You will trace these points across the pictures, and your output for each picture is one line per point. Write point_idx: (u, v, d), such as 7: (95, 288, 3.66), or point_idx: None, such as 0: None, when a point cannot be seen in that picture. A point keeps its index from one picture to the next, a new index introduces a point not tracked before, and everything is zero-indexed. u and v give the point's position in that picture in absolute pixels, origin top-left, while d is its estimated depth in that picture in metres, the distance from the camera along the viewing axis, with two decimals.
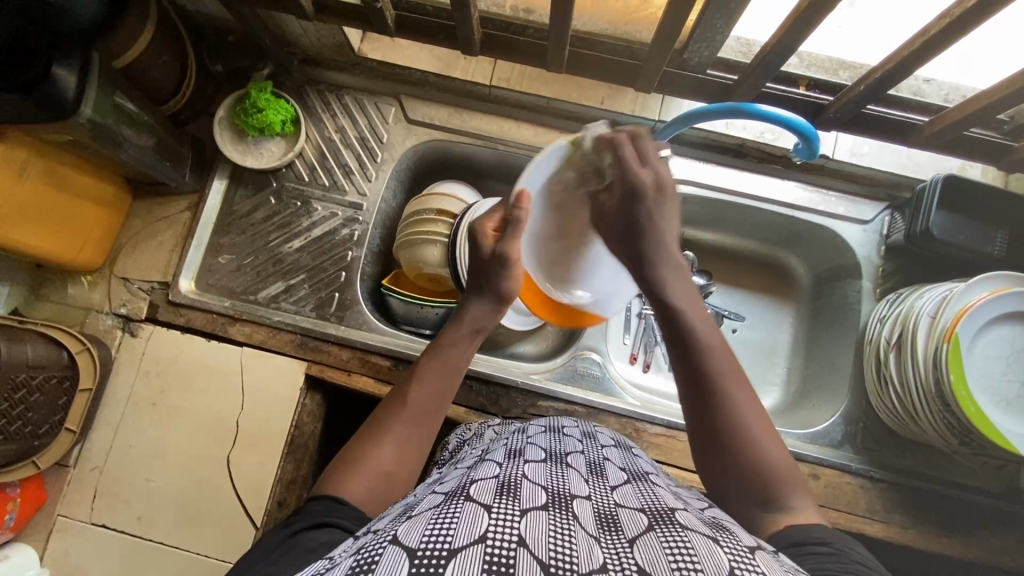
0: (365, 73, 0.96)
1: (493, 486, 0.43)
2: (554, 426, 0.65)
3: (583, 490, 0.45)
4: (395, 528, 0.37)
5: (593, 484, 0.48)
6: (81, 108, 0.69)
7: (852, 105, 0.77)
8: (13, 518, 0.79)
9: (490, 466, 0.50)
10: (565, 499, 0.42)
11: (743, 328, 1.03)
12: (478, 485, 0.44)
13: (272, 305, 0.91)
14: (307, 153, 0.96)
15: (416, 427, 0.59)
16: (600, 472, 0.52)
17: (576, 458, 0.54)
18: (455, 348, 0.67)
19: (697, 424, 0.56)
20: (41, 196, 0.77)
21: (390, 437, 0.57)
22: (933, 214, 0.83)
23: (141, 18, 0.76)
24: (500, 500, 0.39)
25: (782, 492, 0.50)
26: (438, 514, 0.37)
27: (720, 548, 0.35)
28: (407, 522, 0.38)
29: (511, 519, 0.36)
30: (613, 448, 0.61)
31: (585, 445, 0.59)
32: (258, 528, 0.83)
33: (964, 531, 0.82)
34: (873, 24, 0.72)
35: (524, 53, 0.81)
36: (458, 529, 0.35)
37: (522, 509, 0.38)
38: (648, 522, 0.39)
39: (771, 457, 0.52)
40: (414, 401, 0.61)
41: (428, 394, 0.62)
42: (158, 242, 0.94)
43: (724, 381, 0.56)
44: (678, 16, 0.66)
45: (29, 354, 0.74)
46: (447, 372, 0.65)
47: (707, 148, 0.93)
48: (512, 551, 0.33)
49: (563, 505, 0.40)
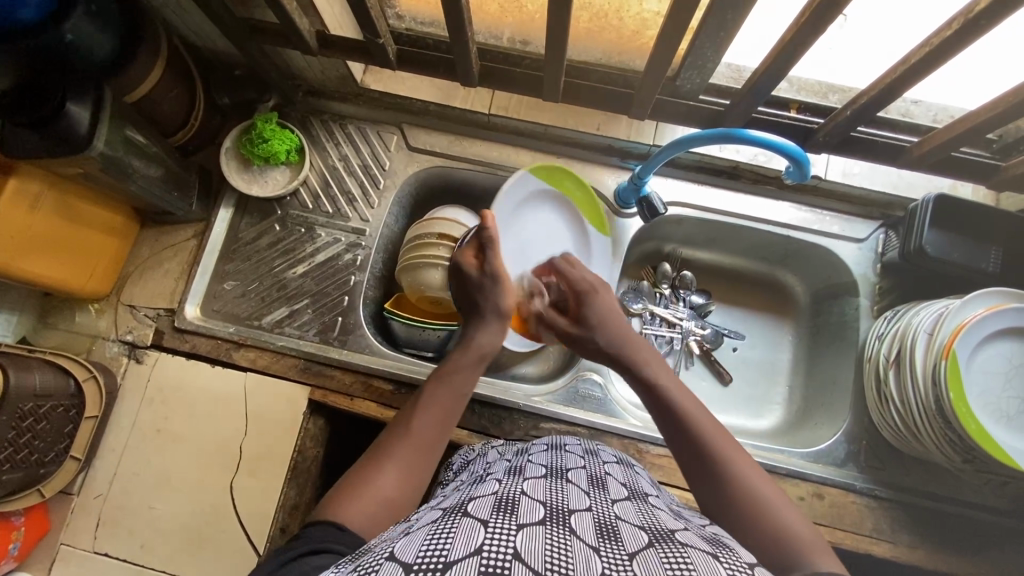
0: (368, 103, 1.00)
1: (491, 502, 0.43)
2: (556, 443, 0.66)
3: (584, 503, 0.46)
4: (392, 544, 0.38)
5: (594, 497, 0.48)
6: (95, 142, 0.71)
7: (840, 129, 0.79)
8: (16, 547, 0.79)
9: (490, 484, 0.50)
10: (564, 513, 0.42)
11: (743, 347, 1.03)
12: (476, 502, 0.44)
13: (276, 330, 0.92)
14: (311, 181, 0.98)
15: (420, 454, 0.59)
16: (602, 486, 0.52)
17: (578, 473, 0.55)
18: (459, 375, 0.66)
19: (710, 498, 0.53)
20: (51, 227, 0.79)
21: (391, 465, 0.57)
22: (926, 232, 0.84)
23: (153, 55, 0.79)
24: (498, 515, 0.40)
25: (815, 556, 0.46)
26: (435, 529, 0.38)
27: (719, 564, 0.36)
28: (404, 538, 0.39)
29: (508, 534, 0.37)
30: (614, 464, 0.62)
31: (586, 460, 0.60)
32: (261, 555, 0.83)
33: (972, 549, 0.81)
34: (856, 56, 0.74)
35: (521, 82, 0.84)
36: (455, 544, 0.35)
37: (520, 523, 0.38)
38: (648, 539, 0.40)
39: (790, 523, 0.49)
40: (419, 431, 0.60)
41: (431, 424, 0.61)
42: (165, 269, 0.95)
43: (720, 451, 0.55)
44: (668, 46, 0.68)
45: (38, 382, 0.75)
46: (451, 401, 0.64)
47: (702, 170, 0.95)
48: (508, 564, 0.34)
49: (562, 519, 0.41)
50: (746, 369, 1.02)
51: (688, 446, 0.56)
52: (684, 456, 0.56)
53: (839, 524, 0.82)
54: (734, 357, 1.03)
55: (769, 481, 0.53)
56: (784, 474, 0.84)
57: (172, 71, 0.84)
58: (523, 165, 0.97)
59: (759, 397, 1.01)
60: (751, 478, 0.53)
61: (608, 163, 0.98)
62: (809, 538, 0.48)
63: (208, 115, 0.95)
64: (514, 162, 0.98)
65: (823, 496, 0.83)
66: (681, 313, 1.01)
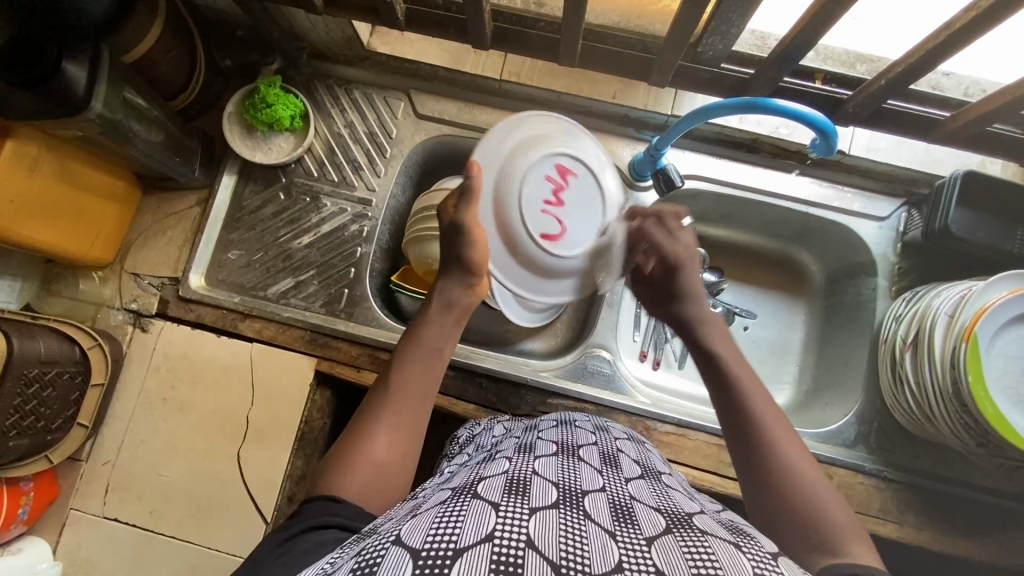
0: (375, 67, 0.96)
1: (503, 483, 0.42)
2: (566, 419, 0.65)
3: (597, 483, 0.45)
4: (400, 526, 0.37)
5: (608, 476, 0.47)
6: (92, 103, 0.69)
7: (873, 99, 0.75)
8: (26, 511, 0.79)
9: (501, 462, 0.49)
10: (577, 495, 0.41)
11: (754, 325, 1.02)
12: (486, 482, 0.43)
13: (282, 301, 0.91)
14: (316, 148, 0.95)
15: (407, 415, 0.60)
16: (614, 463, 0.52)
17: (589, 450, 0.54)
18: (432, 333, 0.67)
19: (749, 472, 0.55)
20: (51, 192, 0.77)
21: (380, 430, 0.57)
22: (951, 211, 0.81)
23: (150, 13, 0.75)
24: (509, 498, 0.39)
25: (838, 536, 0.47)
26: (444, 511, 0.37)
27: (741, 554, 0.35)
28: (412, 520, 0.38)
29: (520, 519, 0.36)
30: (626, 441, 0.61)
31: (597, 437, 0.59)
32: (269, 523, 0.83)
33: (978, 531, 0.81)
34: (891, 22, 0.70)
35: (535, 46, 0.80)
36: (465, 528, 0.34)
37: (532, 507, 0.37)
38: (666, 524, 0.39)
39: (830, 512, 0.49)
40: (398, 396, 0.61)
41: (410, 388, 0.62)
42: (168, 237, 0.94)
43: (770, 430, 0.56)
44: (695, 8, 0.64)
45: (42, 349, 0.74)
46: (423, 360, 0.65)
47: (720, 143, 0.92)
48: (520, 553, 0.33)
49: (575, 501, 0.40)
50: (757, 348, 1.01)
51: (737, 422, 0.58)
52: (735, 431, 0.58)
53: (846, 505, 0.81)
54: (745, 336, 1.01)
55: (818, 473, 0.53)
56: None
57: (170, 30, 0.81)
58: None
59: (769, 378, 0.99)
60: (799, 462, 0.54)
61: (622, 134, 0.94)
62: (841, 521, 0.48)
63: (209, 77, 0.92)
64: None
65: (831, 477, 0.83)
66: None
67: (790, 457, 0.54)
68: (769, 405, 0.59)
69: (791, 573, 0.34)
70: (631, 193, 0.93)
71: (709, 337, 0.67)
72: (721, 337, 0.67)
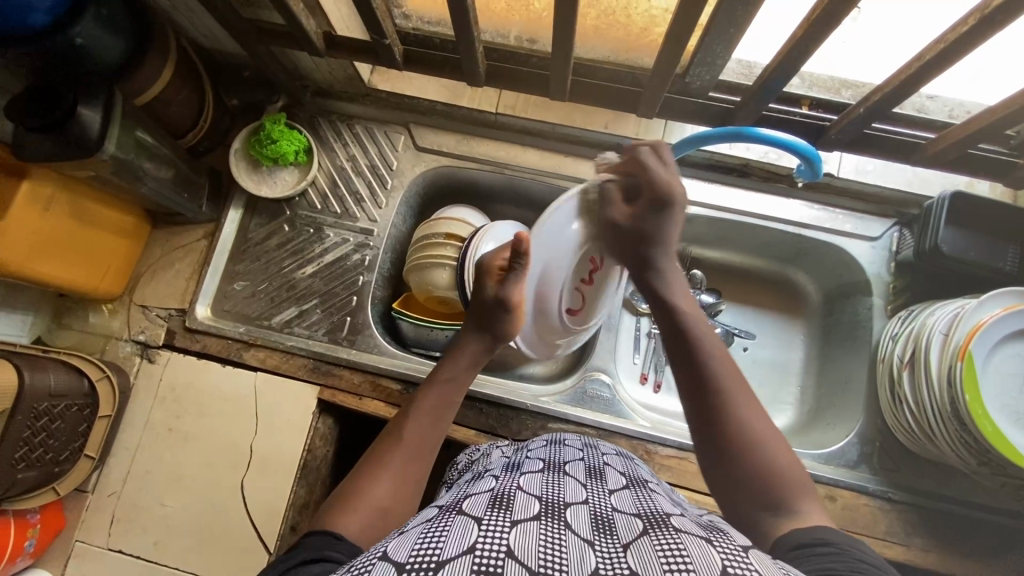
0: (375, 103, 0.99)
1: (487, 500, 0.43)
2: (556, 438, 0.66)
3: (580, 496, 0.46)
4: (386, 544, 0.38)
5: (592, 489, 0.48)
6: (107, 144, 0.72)
7: (853, 126, 0.77)
8: (33, 544, 0.80)
9: (487, 481, 0.50)
10: (560, 508, 0.42)
11: (754, 346, 1.02)
12: (472, 500, 0.44)
13: (285, 330, 0.93)
14: (319, 181, 0.98)
15: (413, 463, 0.61)
16: (600, 477, 0.52)
17: (576, 465, 0.55)
18: (451, 386, 0.69)
19: (701, 424, 0.55)
20: (63, 230, 0.79)
21: (383, 475, 0.58)
22: (941, 231, 0.82)
23: (161, 59, 0.80)
24: (491, 512, 0.40)
25: (791, 495, 0.49)
26: (428, 529, 0.38)
27: (712, 547, 0.35)
28: (398, 539, 0.39)
29: (501, 531, 0.37)
30: (614, 456, 0.62)
31: (585, 453, 0.60)
32: (272, 554, 0.83)
33: (987, 554, 0.80)
34: (872, 46, 0.72)
35: (527, 81, 0.84)
36: (447, 542, 0.35)
37: (514, 519, 0.39)
38: (642, 528, 0.40)
39: (782, 464, 0.51)
40: (407, 439, 0.62)
41: (421, 433, 0.63)
42: (175, 271, 0.96)
43: (726, 385, 0.56)
44: (678, 42, 0.67)
45: (52, 382, 0.75)
46: (440, 410, 0.67)
47: (712, 168, 0.94)
48: (500, 561, 0.34)
49: (557, 513, 0.41)
50: (757, 368, 1.01)
51: (688, 372, 0.58)
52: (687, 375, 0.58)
53: (851, 527, 0.81)
54: (745, 357, 1.02)
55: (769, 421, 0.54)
56: None
57: (180, 73, 0.85)
58: (531, 165, 0.97)
59: (769, 398, 1.00)
60: (754, 417, 0.54)
61: None
62: (795, 478, 0.50)
63: (217, 117, 0.96)
64: (522, 161, 0.97)
65: (835, 499, 0.82)
66: None
67: (751, 415, 0.54)
68: (721, 352, 0.59)
69: (761, 564, 0.34)
70: None
71: (673, 295, 0.67)
72: (680, 282, 0.69)
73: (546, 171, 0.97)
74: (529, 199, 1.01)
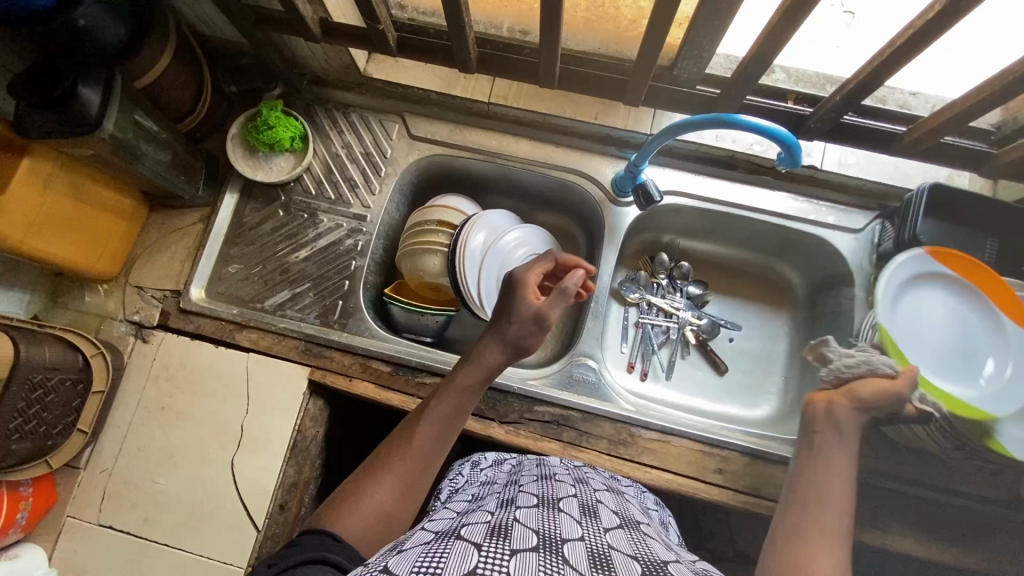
0: (371, 92, 1.01)
1: (485, 528, 0.46)
2: (546, 472, 0.67)
3: (576, 532, 0.48)
4: (386, 558, 0.42)
5: (586, 526, 0.51)
6: (105, 124, 0.74)
7: (832, 114, 0.78)
8: (25, 517, 0.81)
9: (482, 512, 0.52)
10: (557, 542, 0.45)
11: (739, 337, 1.04)
12: (470, 527, 0.47)
13: (278, 313, 0.95)
14: (314, 167, 1.00)
15: (418, 468, 0.60)
16: (593, 514, 0.55)
17: (569, 502, 0.57)
18: (465, 394, 0.66)
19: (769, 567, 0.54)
20: (62, 208, 0.81)
21: (385, 478, 0.59)
22: (920, 222, 0.84)
23: (161, 42, 0.81)
24: (490, 540, 0.43)
25: None
26: (428, 550, 0.41)
27: None
28: (397, 555, 0.42)
29: (500, 559, 0.40)
30: (605, 492, 0.65)
31: (577, 489, 0.62)
32: (260, 531, 0.84)
33: (964, 539, 0.81)
34: (852, 40, 0.75)
35: (519, 70, 0.86)
36: (448, 564, 0.38)
37: (513, 548, 0.42)
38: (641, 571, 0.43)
39: None
40: (417, 444, 0.61)
41: (434, 437, 0.62)
42: (171, 253, 0.98)
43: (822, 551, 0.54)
44: (662, 29, 0.69)
45: (46, 356, 0.77)
46: (453, 418, 0.65)
47: (699, 160, 0.96)
48: None
49: (554, 547, 0.44)
50: (742, 359, 1.03)
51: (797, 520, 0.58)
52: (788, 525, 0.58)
53: None
54: (730, 347, 1.04)
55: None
56: (775, 461, 0.85)
57: (180, 57, 0.87)
58: (522, 154, 0.99)
59: (753, 388, 1.01)
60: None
61: (604, 153, 0.98)
62: None
63: (215, 102, 0.97)
64: (513, 150, 0.99)
65: None
66: (678, 303, 1.02)
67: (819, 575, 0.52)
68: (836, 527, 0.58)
69: None
70: (614, 208, 0.97)
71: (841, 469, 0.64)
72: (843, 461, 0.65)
73: (536, 160, 0.98)
74: (521, 188, 1.04)
